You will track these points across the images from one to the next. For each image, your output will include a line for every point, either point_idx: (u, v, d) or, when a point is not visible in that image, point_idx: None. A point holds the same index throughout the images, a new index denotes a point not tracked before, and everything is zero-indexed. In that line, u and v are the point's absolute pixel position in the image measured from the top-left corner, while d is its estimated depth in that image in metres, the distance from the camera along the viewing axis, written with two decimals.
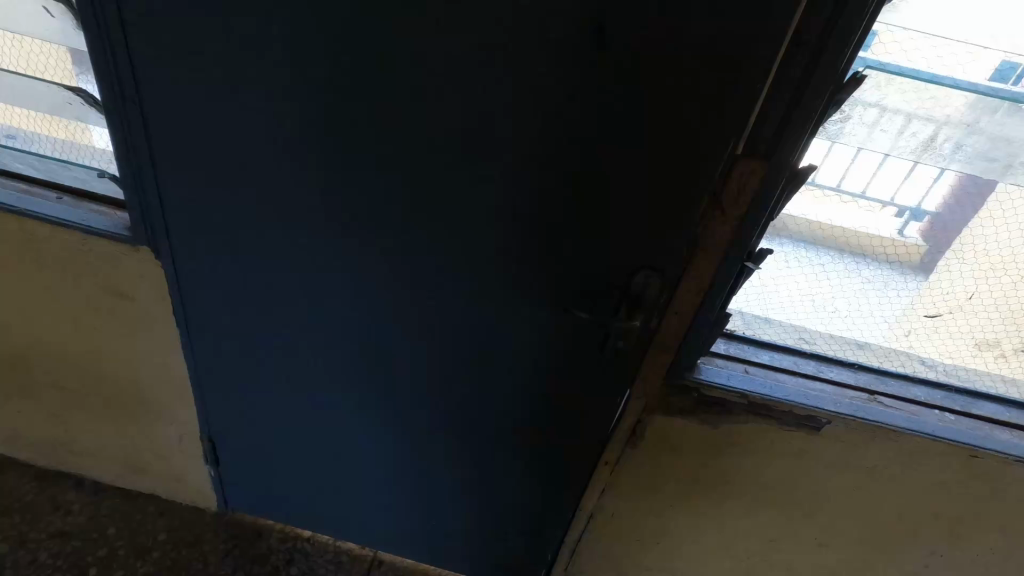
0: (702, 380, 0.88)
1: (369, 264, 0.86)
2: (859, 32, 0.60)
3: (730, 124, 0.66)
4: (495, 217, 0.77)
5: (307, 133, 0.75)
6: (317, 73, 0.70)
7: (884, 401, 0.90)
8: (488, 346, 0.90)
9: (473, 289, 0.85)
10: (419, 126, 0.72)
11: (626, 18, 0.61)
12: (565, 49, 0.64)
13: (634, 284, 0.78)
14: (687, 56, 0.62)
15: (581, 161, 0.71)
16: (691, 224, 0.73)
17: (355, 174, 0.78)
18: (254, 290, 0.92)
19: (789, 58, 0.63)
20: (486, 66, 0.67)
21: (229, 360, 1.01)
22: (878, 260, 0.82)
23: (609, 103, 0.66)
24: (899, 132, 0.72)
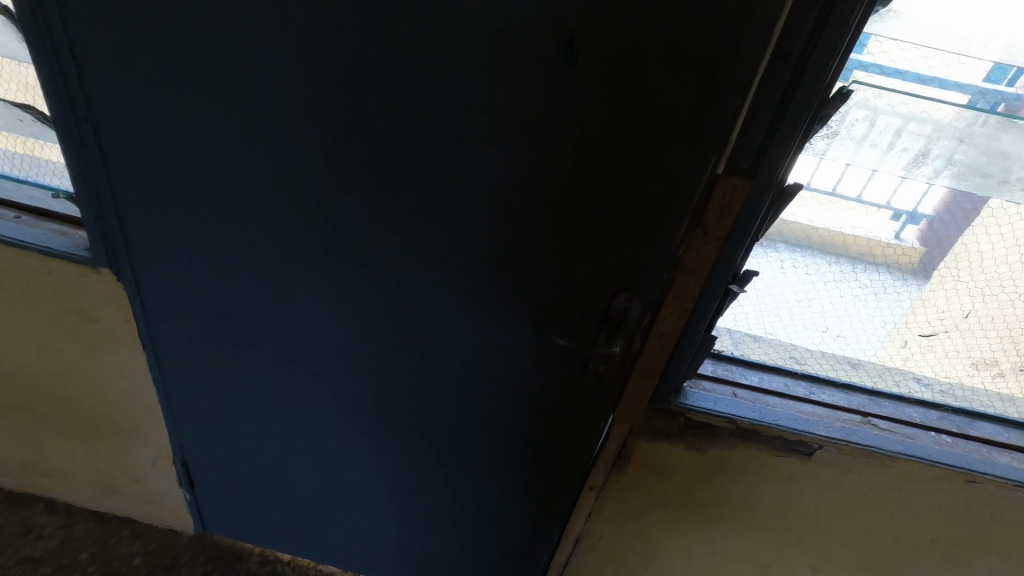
0: (687, 405, 0.84)
1: (341, 284, 0.82)
2: (845, 43, 0.57)
3: (710, 141, 0.62)
4: (467, 238, 0.74)
5: (269, 151, 0.72)
6: (277, 88, 0.67)
7: (878, 424, 0.86)
8: (464, 369, 0.87)
9: (449, 310, 0.82)
10: (384, 143, 0.69)
11: (595, 30, 0.58)
12: (535, 62, 0.61)
13: (614, 306, 0.75)
14: (664, 70, 0.59)
15: (555, 181, 0.68)
16: (672, 245, 0.69)
17: (322, 192, 0.74)
18: (223, 311, 0.88)
19: (770, 74, 0.59)
20: (453, 80, 0.63)
21: (200, 382, 0.97)
22: (872, 267, 0.78)
23: (581, 121, 0.63)
24: (890, 145, 0.69)
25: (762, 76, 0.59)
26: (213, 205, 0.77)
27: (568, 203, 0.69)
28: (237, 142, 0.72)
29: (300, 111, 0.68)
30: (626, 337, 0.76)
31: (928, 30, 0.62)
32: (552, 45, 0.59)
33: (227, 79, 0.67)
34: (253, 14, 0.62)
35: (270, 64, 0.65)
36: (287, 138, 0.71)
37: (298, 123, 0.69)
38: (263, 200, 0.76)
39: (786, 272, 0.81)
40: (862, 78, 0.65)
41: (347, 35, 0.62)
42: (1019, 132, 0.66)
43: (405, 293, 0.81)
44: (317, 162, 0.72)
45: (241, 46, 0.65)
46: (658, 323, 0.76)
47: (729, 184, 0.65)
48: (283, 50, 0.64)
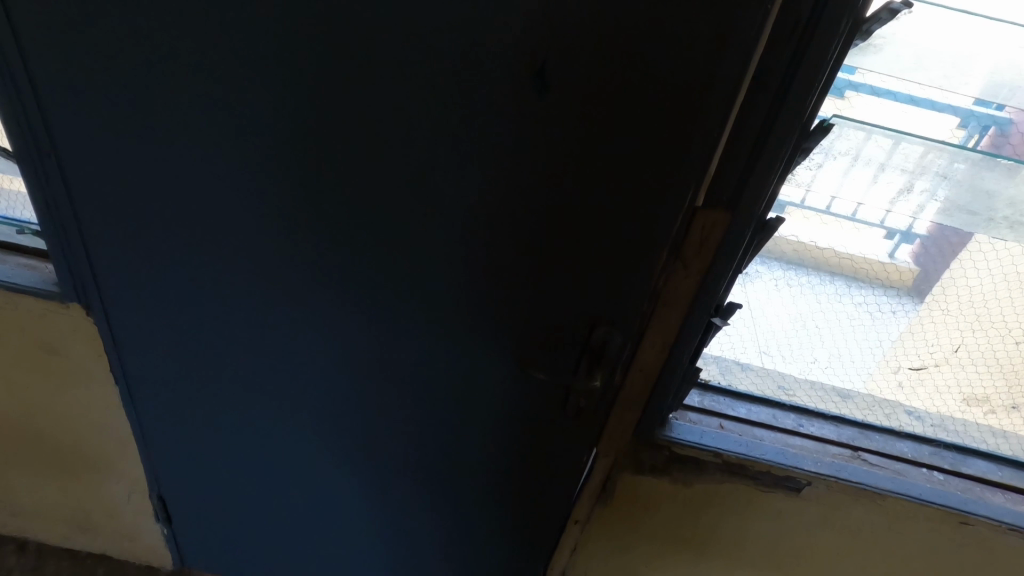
0: (672, 437, 0.82)
1: (317, 317, 0.81)
2: (823, 77, 0.55)
3: (688, 173, 0.61)
4: (442, 272, 0.72)
5: (237, 186, 0.71)
6: (244, 122, 0.66)
7: (868, 459, 0.85)
8: (442, 405, 0.84)
9: (425, 345, 0.80)
10: (355, 178, 0.68)
11: (567, 63, 0.56)
12: (507, 95, 0.59)
13: (594, 338, 0.72)
14: (640, 105, 0.58)
15: (531, 214, 0.66)
16: (651, 277, 0.67)
17: (294, 226, 0.73)
18: (196, 345, 0.86)
19: (747, 107, 0.58)
20: (423, 113, 0.62)
21: (174, 416, 0.95)
22: (867, 285, 0.76)
23: (557, 153, 0.62)
24: (876, 175, 0.68)
25: (740, 109, 0.58)
26: (183, 239, 0.76)
27: (545, 235, 0.67)
28: (204, 176, 0.70)
29: (268, 145, 0.67)
30: (607, 370, 0.74)
31: (916, 63, 0.60)
32: (523, 80, 0.58)
33: (193, 113, 0.66)
34: (217, 47, 0.61)
35: (236, 98, 0.64)
36: (256, 173, 0.69)
37: (267, 157, 0.68)
38: (233, 234, 0.75)
39: (779, 288, 0.79)
40: (847, 111, 0.63)
41: (314, 70, 0.61)
42: (1002, 171, 0.66)
43: (382, 326, 0.80)
44: (287, 195, 0.70)
45: (206, 80, 0.63)
46: (639, 356, 0.74)
47: (708, 218, 0.64)
48: (248, 84, 0.63)
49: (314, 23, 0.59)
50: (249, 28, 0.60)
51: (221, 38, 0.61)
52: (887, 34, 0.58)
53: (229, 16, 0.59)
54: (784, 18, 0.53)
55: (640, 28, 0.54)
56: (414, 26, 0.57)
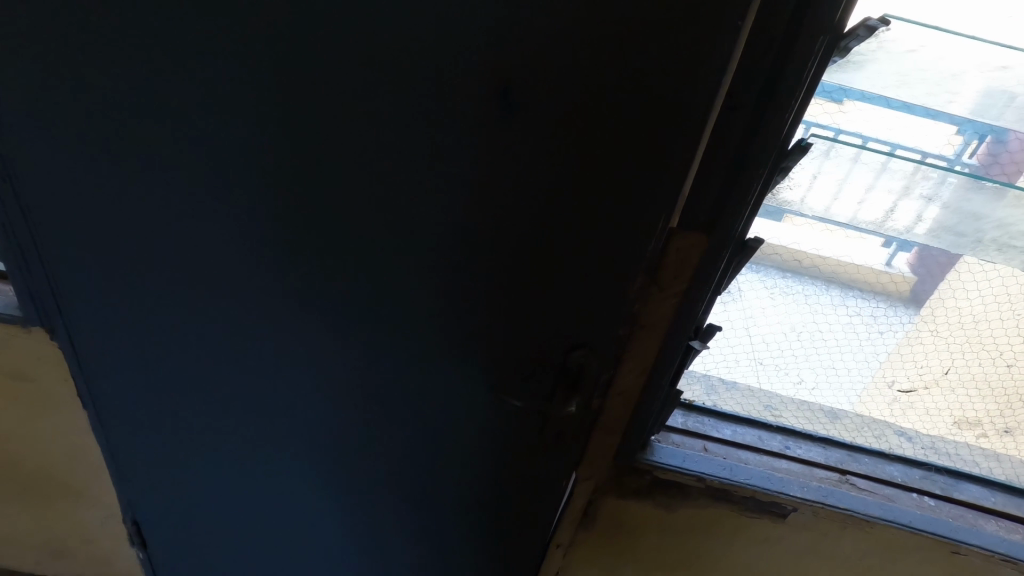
0: (655, 461, 0.79)
1: (286, 341, 0.78)
2: (797, 96, 0.53)
3: (663, 195, 0.58)
4: (413, 297, 0.70)
5: (199, 210, 0.68)
6: (201, 142, 0.63)
7: (857, 483, 0.83)
8: (417, 431, 0.82)
9: (397, 369, 0.77)
10: (319, 202, 0.66)
11: (533, 83, 0.54)
12: (470, 115, 0.57)
13: (570, 362, 0.69)
14: (608, 126, 0.55)
15: (501, 237, 0.63)
16: (627, 302, 0.64)
17: (257, 248, 0.70)
18: (164, 368, 0.84)
19: (722, 126, 0.55)
20: (386, 133, 0.60)
21: (145, 440, 0.93)
22: (862, 296, 0.74)
23: (525, 175, 0.59)
24: (865, 191, 0.65)
25: (714, 129, 0.55)
26: (145, 262, 0.74)
27: (515, 258, 0.64)
28: (163, 198, 0.68)
29: (227, 165, 0.65)
30: (584, 396, 0.71)
31: (895, 82, 0.59)
32: (487, 99, 0.56)
33: (149, 133, 0.63)
34: (169, 67, 0.59)
35: (191, 118, 0.62)
36: (217, 196, 0.67)
37: (226, 177, 0.65)
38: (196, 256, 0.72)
39: (777, 297, 0.76)
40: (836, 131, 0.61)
41: (270, 89, 0.59)
42: (986, 194, 0.64)
43: (353, 350, 0.77)
44: (249, 217, 0.68)
45: (159, 100, 0.61)
46: (617, 378, 0.71)
47: (684, 241, 0.62)
48: (203, 104, 0.61)
49: (268, 42, 0.56)
50: (200, 46, 0.57)
51: (172, 57, 0.58)
52: (867, 50, 0.56)
53: (179, 35, 0.57)
54: (757, 35, 0.51)
55: (607, 47, 0.51)
56: (373, 44, 0.55)
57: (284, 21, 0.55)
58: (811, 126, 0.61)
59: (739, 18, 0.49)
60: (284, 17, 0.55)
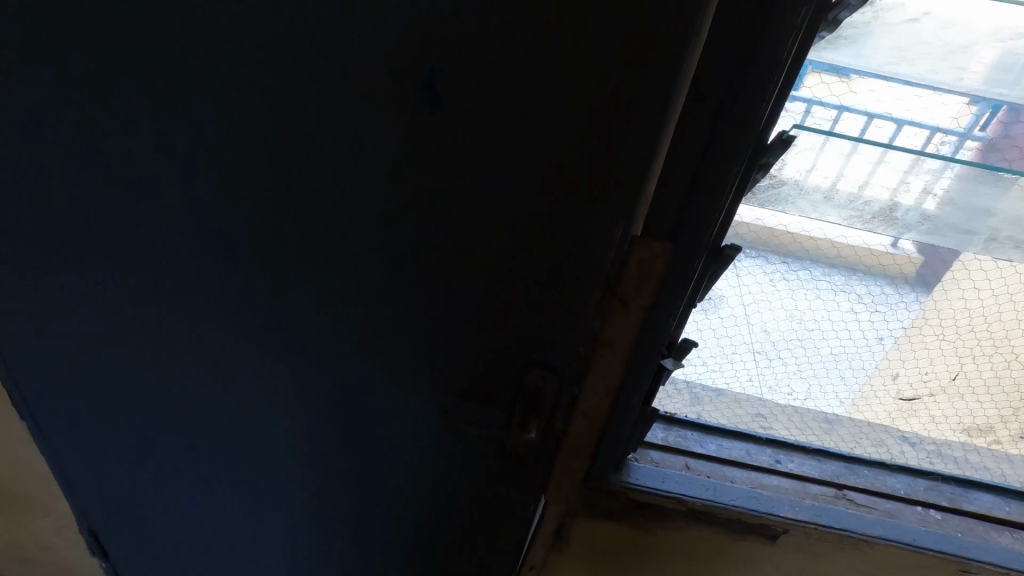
0: (629, 483, 0.71)
1: (214, 361, 0.70)
2: (775, 78, 0.45)
3: (620, 201, 0.50)
4: (349, 314, 0.62)
5: (105, 219, 0.60)
6: (91, 140, 0.55)
7: (854, 498, 0.76)
8: (369, 454, 0.74)
9: (337, 389, 0.69)
10: (233, 211, 0.57)
11: (460, 71, 0.46)
12: (391, 110, 0.49)
13: (526, 384, 0.60)
14: (553, 121, 0.47)
15: (438, 248, 0.55)
16: (586, 320, 0.56)
17: (167, 261, 0.62)
18: (92, 387, 0.77)
19: (686, 118, 0.47)
20: (297, 132, 0.51)
21: (84, 459, 0.86)
22: (867, 277, 0.65)
23: (460, 178, 0.51)
24: (858, 183, 0.55)
25: (677, 121, 0.47)
26: (51, 274, 0.66)
27: (456, 273, 0.56)
28: (60, 204, 0.60)
29: (122, 168, 0.56)
30: (544, 422, 0.63)
31: (893, 57, 0.49)
32: (409, 91, 0.47)
33: (38, 132, 0.56)
34: (43, 52, 0.51)
35: (75, 112, 0.54)
36: (122, 204, 0.59)
37: (122, 181, 0.57)
38: (103, 269, 0.64)
39: (768, 291, 0.69)
40: (831, 123, 0.52)
41: (158, 78, 0.50)
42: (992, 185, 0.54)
43: (288, 371, 0.69)
44: (154, 226, 0.60)
45: (42, 94, 0.53)
46: (582, 405, 0.61)
47: (647, 252, 0.52)
48: (86, 97, 0.52)
49: (148, 22, 0.48)
50: (71, 26, 0.49)
51: (44, 40, 0.50)
52: (860, 22, 0.48)
53: (47, 14, 0.49)
54: (724, 5, 0.43)
55: (544, 26, 0.43)
56: (269, 23, 0.46)
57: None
58: (813, 105, 0.52)
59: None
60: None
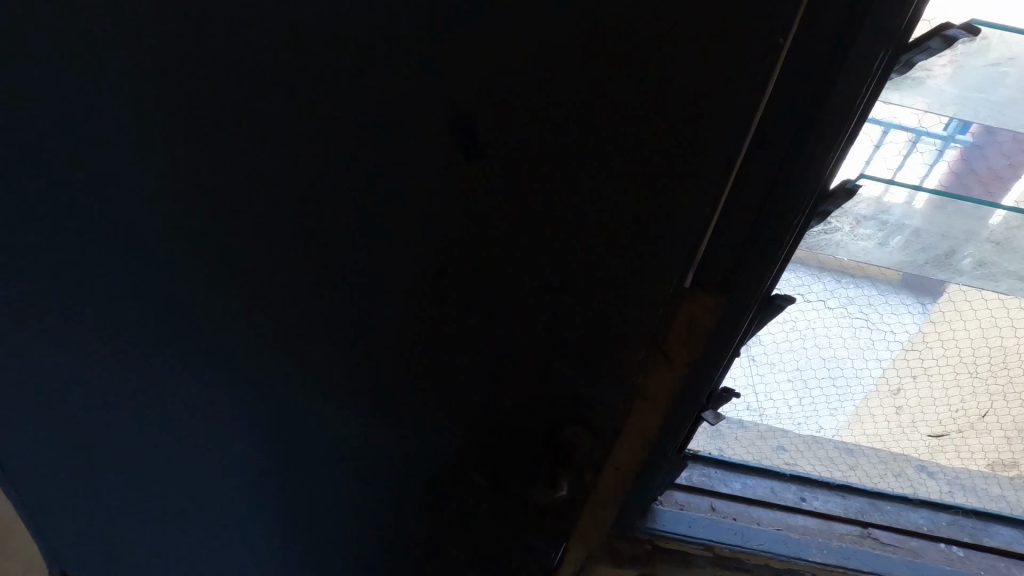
0: (655, 530, 0.70)
1: (202, 423, 0.64)
2: (848, 136, 0.42)
3: (672, 252, 0.46)
4: (361, 371, 0.57)
5: (83, 273, 0.53)
6: (68, 189, 0.49)
7: (880, 537, 0.75)
8: (375, 510, 0.69)
9: (341, 449, 0.63)
10: (234, 265, 0.51)
11: (506, 118, 0.42)
12: (424, 161, 0.44)
13: (556, 442, 0.56)
14: (604, 172, 0.44)
15: (469, 301, 0.51)
16: (627, 373, 0.53)
17: (153, 320, 0.56)
18: (56, 459, 0.69)
19: (746, 166, 0.44)
20: (316, 180, 0.46)
21: (44, 533, 0.77)
22: (897, 307, 0.62)
23: (498, 229, 0.47)
24: (921, 231, 0.51)
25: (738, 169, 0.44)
26: (14, 335, 0.58)
27: (486, 328, 0.52)
28: (28, 259, 0.53)
29: (104, 217, 0.49)
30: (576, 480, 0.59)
31: (962, 99, 0.45)
32: (445, 141, 0.43)
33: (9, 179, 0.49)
34: (14, 92, 0.44)
35: (51, 158, 0.47)
36: (104, 257, 0.52)
37: (104, 234, 0.51)
38: (77, 328, 0.57)
39: (801, 325, 0.65)
40: None
41: (153, 122, 0.44)
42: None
43: (285, 431, 0.63)
44: (139, 284, 0.53)
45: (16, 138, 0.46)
46: (614, 458, 0.57)
47: (700, 301, 0.50)
48: (65, 141, 0.46)
49: (144, 60, 0.42)
50: (51, 63, 0.43)
51: (14, 77, 0.44)
52: (936, 66, 0.43)
53: (21, 50, 0.42)
54: (798, 54, 0.40)
55: (603, 71, 0.40)
56: (287, 63, 0.41)
57: (163, 33, 0.41)
58: None
59: (781, 35, 0.37)
60: (163, 26, 0.40)
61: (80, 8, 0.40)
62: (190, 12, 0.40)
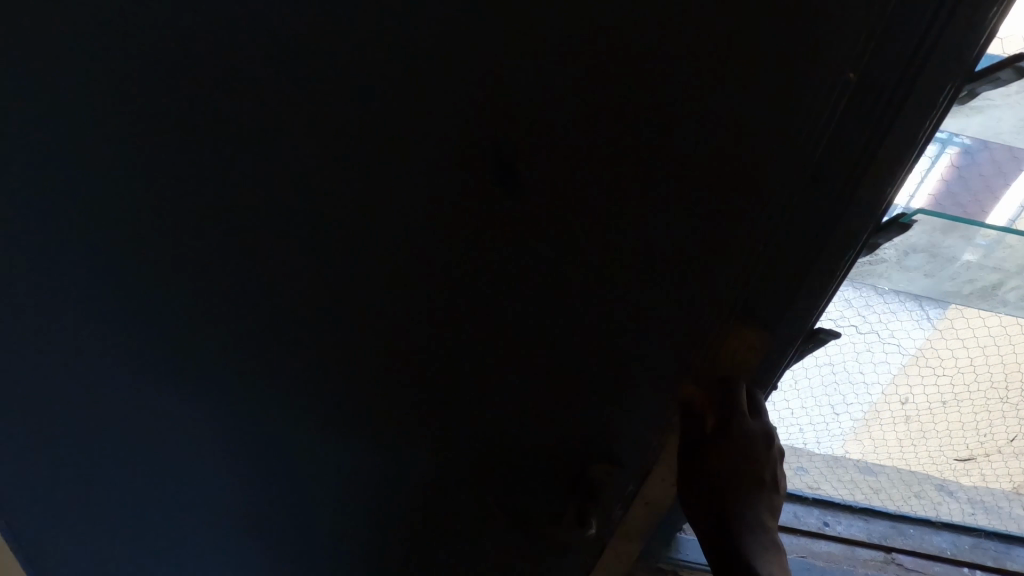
0: (679, 561, 0.69)
1: (209, 467, 0.60)
2: (905, 172, 0.39)
3: (718, 290, 0.45)
4: (385, 405, 0.55)
5: (92, 313, 0.50)
6: (76, 227, 0.46)
7: (904, 561, 0.75)
8: (390, 547, 0.66)
9: (360, 485, 0.61)
10: (258, 298, 0.49)
11: (552, 153, 0.40)
12: (465, 193, 0.42)
13: (587, 482, 0.56)
14: (652, 208, 0.42)
15: (502, 334, 0.49)
16: (662, 407, 0.52)
17: (164, 358, 0.53)
18: (46, 508, 0.64)
19: (800, 203, 0.41)
20: (348, 213, 0.44)
21: None
22: (934, 336, 0.60)
23: (537, 265, 0.45)
24: (972, 264, 0.48)
25: (791, 207, 0.41)
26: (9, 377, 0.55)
27: (521, 360, 0.51)
28: (29, 299, 0.50)
29: (117, 252, 0.47)
30: (604, 518, 0.59)
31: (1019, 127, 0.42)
32: (488, 174, 0.41)
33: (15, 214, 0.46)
34: (24, 124, 0.41)
35: (59, 195, 0.44)
36: (114, 293, 0.49)
37: (114, 271, 0.48)
38: (78, 370, 0.54)
39: (834, 362, 0.64)
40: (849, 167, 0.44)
41: (177, 154, 0.42)
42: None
43: (299, 469, 0.60)
44: (151, 321, 0.50)
45: (27, 172, 0.43)
46: (645, 493, 0.56)
47: (743, 343, 0.47)
48: (76, 176, 0.43)
49: (166, 92, 0.39)
50: (68, 95, 0.40)
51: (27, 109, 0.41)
52: (999, 95, 0.40)
53: (37, 81, 0.40)
54: (860, 88, 0.36)
55: (657, 105, 0.38)
56: (325, 93, 0.39)
57: (189, 63, 0.38)
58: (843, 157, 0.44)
59: (850, 71, 0.36)
60: (189, 56, 0.38)
61: (98, 37, 0.38)
62: (219, 41, 0.37)
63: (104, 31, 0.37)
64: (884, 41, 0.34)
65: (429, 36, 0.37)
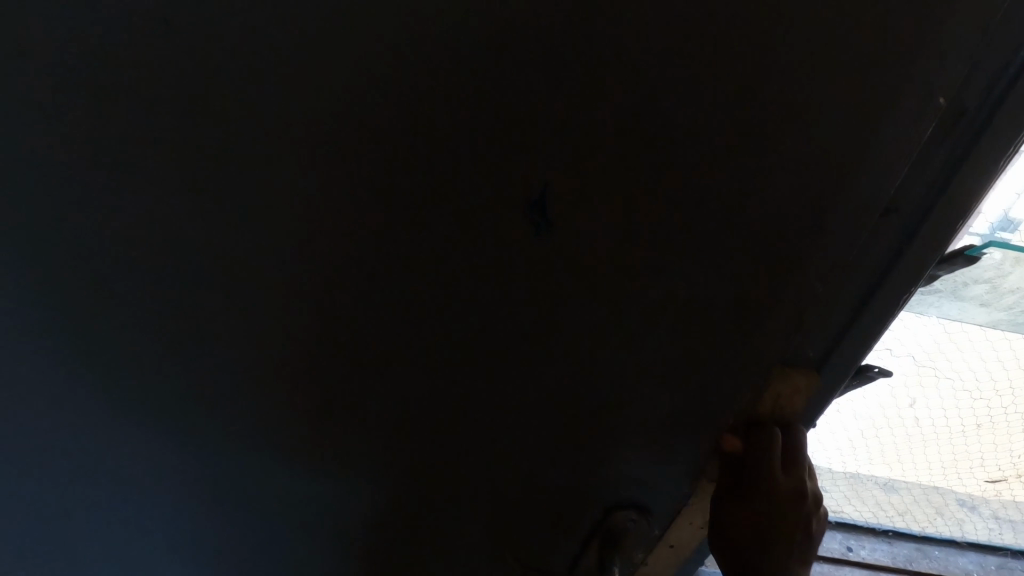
0: None
1: (187, 534, 0.53)
2: (976, 201, 0.36)
3: (771, 336, 0.41)
4: (392, 459, 0.49)
5: (44, 379, 0.42)
6: (10, 285, 0.38)
7: None
8: None
9: (360, 540, 0.55)
10: (242, 358, 0.42)
11: (599, 193, 0.34)
12: (491, 243, 0.36)
13: (610, 523, 0.54)
14: (705, 256, 0.37)
15: (530, 384, 0.44)
16: (697, 453, 0.48)
17: (127, 433, 0.45)
18: None
19: (868, 241, 0.37)
20: (349, 263, 0.37)
21: None
22: (980, 368, 0.60)
23: (573, 313, 0.40)
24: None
25: (857, 250, 0.37)
26: None
27: (547, 410, 0.46)
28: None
29: (74, 308, 0.39)
30: (624, 558, 0.57)
31: None
32: (519, 222, 0.36)
33: None
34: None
35: None
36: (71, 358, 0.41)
37: (69, 328, 0.39)
38: (14, 455, 0.46)
39: (875, 398, 0.65)
40: None
41: (144, 194, 0.34)
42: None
43: (290, 529, 0.54)
44: (107, 394, 0.43)
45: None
46: (668, 533, 0.56)
47: (787, 385, 0.44)
48: (3, 229, 0.35)
49: (124, 125, 0.32)
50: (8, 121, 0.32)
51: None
52: None
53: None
54: (945, 113, 0.32)
55: (725, 136, 0.32)
56: (325, 133, 0.32)
57: (154, 94, 0.31)
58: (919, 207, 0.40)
59: (942, 94, 0.32)
60: (153, 84, 0.31)
61: (33, 63, 0.30)
62: (193, 65, 0.30)
63: (41, 52, 0.30)
64: (979, 60, 0.31)
65: (455, 65, 0.30)
